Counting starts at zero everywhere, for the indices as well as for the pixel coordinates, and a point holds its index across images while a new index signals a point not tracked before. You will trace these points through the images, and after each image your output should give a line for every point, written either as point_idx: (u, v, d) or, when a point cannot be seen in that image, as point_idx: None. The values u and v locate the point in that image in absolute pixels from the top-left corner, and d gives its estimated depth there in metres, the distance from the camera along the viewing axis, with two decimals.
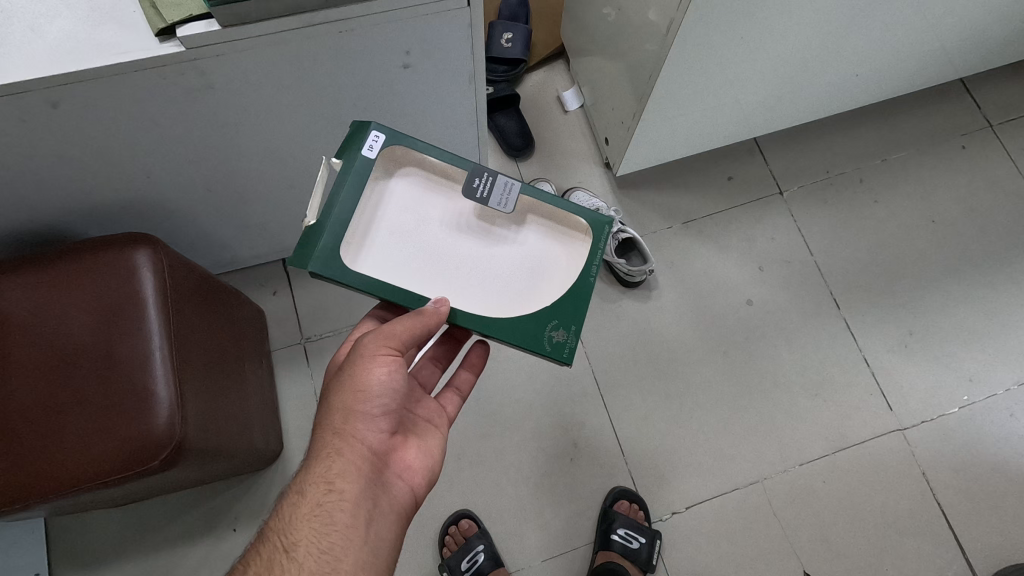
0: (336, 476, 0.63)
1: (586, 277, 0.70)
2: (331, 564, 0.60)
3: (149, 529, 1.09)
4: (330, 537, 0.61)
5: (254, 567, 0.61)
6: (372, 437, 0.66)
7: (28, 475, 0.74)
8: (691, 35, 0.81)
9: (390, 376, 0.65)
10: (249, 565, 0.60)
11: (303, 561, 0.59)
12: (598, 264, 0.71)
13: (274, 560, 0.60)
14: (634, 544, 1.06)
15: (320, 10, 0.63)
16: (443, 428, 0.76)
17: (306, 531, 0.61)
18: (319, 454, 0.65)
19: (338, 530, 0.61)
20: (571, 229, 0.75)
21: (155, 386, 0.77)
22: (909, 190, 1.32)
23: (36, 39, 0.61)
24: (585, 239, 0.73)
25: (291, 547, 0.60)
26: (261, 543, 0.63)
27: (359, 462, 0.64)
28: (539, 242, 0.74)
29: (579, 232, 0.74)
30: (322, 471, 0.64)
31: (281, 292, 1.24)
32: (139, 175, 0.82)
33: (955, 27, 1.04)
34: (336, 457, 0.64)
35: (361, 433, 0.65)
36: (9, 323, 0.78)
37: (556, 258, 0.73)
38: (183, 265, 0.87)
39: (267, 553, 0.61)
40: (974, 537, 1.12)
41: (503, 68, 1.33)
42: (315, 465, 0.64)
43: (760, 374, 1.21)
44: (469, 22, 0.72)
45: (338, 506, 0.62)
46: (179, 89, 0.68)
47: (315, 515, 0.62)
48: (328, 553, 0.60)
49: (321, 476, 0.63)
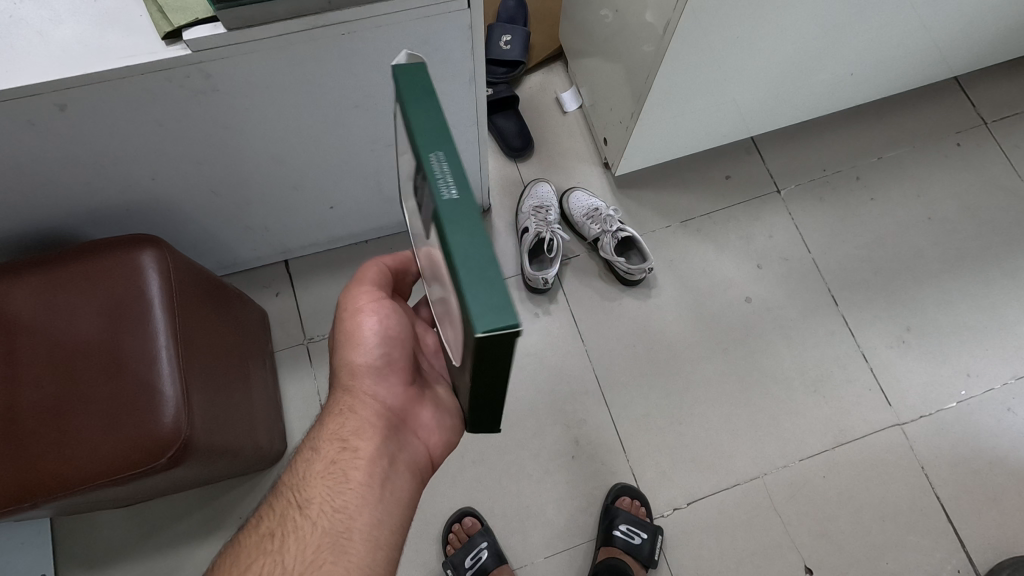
0: (349, 433, 0.65)
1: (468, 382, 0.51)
2: (344, 521, 0.61)
3: (155, 528, 1.10)
4: (343, 495, 0.62)
5: (267, 523, 0.63)
6: (384, 393, 0.67)
7: (36, 473, 0.74)
8: (689, 34, 0.82)
9: (385, 327, 0.66)
10: (264, 519, 0.64)
11: (316, 519, 0.61)
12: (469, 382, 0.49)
13: (288, 516, 0.62)
14: (636, 540, 1.06)
15: (323, 13, 0.64)
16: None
17: (319, 489, 0.63)
18: (333, 413, 0.67)
19: (351, 488, 0.63)
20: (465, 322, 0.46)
21: (163, 385, 0.78)
22: (905, 187, 1.34)
23: (45, 43, 0.63)
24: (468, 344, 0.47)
25: (304, 505, 0.62)
26: (275, 499, 0.65)
27: (370, 417, 0.66)
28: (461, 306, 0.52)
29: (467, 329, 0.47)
30: (335, 429, 0.66)
31: (284, 293, 1.25)
32: (144, 177, 0.83)
33: (947, 27, 1.06)
34: (348, 414, 0.66)
35: (369, 389, 0.67)
36: (16, 324, 0.79)
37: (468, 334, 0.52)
38: (188, 267, 0.88)
39: (280, 509, 0.63)
40: (974, 531, 1.13)
41: (503, 69, 1.35)
42: (329, 424, 0.67)
43: (759, 371, 1.22)
44: (470, 24, 0.73)
45: (351, 465, 0.64)
46: (185, 91, 0.69)
47: (328, 474, 0.64)
48: (341, 511, 0.62)
49: (334, 435, 0.66)
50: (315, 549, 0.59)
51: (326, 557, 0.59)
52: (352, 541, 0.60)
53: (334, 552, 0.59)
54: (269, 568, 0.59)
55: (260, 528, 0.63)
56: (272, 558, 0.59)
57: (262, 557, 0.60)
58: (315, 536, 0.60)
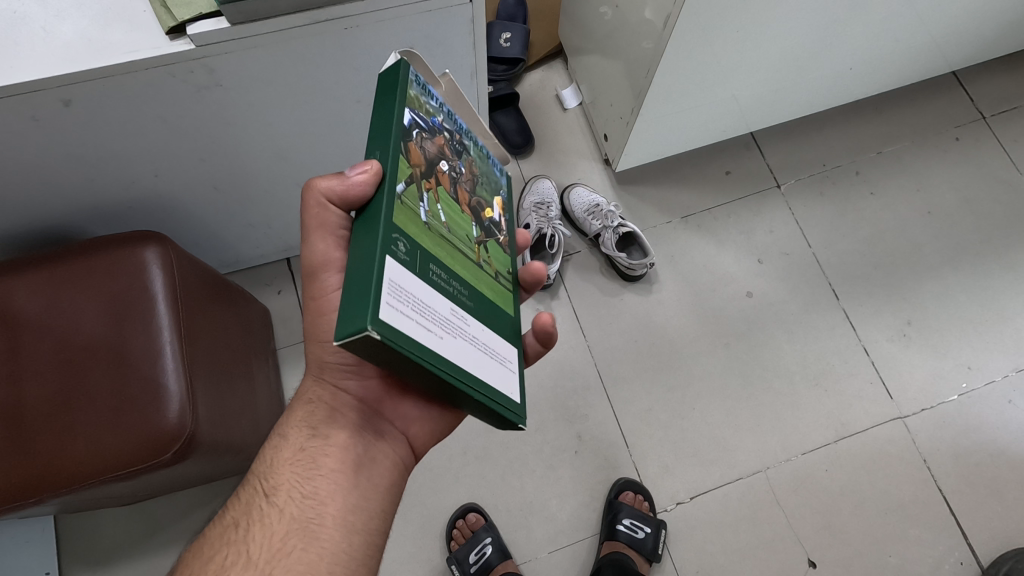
0: (320, 422, 0.64)
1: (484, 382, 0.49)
2: (314, 507, 0.61)
3: (159, 526, 1.10)
4: (314, 481, 0.62)
5: (232, 512, 0.63)
6: (355, 386, 0.66)
7: (39, 467, 0.74)
8: (689, 29, 0.83)
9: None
10: (232, 508, 0.63)
11: (284, 506, 0.61)
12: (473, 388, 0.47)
13: (253, 504, 0.62)
14: (639, 533, 1.06)
15: (326, 7, 0.64)
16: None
17: (287, 476, 0.62)
18: (303, 401, 0.66)
19: (322, 475, 0.62)
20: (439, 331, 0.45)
21: (167, 379, 0.78)
22: (904, 182, 1.34)
23: (49, 40, 0.63)
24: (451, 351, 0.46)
25: (272, 493, 0.62)
26: (242, 487, 0.64)
27: (341, 409, 0.65)
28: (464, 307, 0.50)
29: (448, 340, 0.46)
30: (304, 417, 0.65)
31: (286, 291, 1.25)
32: (147, 173, 0.83)
33: (945, 21, 1.06)
34: (318, 404, 0.65)
35: (339, 380, 0.65)
36: (20, 320, 0.79)
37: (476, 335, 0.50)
38: (192, 264, 0.88)
39: (246, 497, 0.63)
40: (976, 522, 1.13)
41: (503, 67, 1.35)
42: (298, 411, 0.66)
43: (760, 365, 1.22)
44: (471, 18, 0.73)
45: (322, 452, 0.63)
46: (188, 86, 0.70)
47: (297, 460, 0.63)
48: (312, 498, 0.61)
49: (303, 422, 0.65)
50: (284, 536, 0.59)
51: (296, 544, 0.59)
52: (325, 528, 0.60)
53: (305, 539, 0.59)
54: (233, 558, 0.58)
55: (224, 518, 0.62)
56: (236, 547, 0.59)
57: (226, 547, 0.59)
58: (283, 522, 0.60)
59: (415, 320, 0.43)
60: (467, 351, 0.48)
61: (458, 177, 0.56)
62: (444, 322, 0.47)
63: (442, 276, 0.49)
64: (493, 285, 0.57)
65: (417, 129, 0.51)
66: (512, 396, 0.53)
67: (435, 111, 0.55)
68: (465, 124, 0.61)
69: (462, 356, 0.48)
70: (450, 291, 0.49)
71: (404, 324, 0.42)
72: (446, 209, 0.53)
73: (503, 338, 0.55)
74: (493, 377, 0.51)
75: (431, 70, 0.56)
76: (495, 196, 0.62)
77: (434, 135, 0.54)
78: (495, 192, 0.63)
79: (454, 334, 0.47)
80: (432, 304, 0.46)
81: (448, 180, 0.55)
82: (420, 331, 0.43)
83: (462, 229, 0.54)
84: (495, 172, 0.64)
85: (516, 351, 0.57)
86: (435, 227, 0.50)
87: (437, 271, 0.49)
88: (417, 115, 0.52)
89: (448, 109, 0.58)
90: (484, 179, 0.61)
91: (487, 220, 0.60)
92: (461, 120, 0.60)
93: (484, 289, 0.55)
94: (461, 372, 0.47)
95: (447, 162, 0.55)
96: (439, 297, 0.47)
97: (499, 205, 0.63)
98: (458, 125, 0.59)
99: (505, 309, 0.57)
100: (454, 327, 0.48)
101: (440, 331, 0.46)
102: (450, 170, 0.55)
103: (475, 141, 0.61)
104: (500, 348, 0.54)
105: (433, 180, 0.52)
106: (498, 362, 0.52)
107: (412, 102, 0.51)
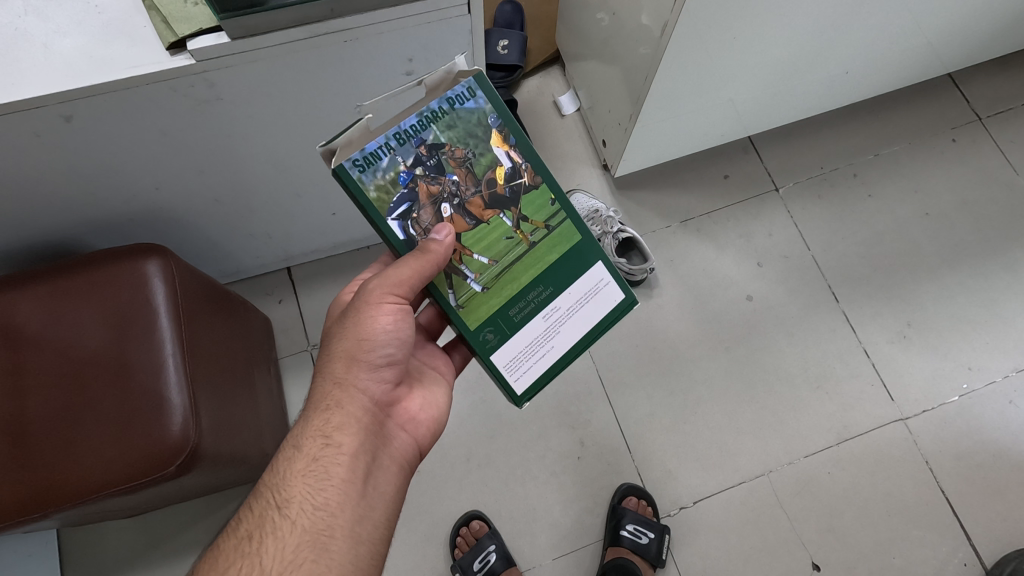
0: (334, 429, 0.65)
1: (593, 328, 0.69)
2: (326, 519, 0.61)
3: (162, 538, 1.10)
4: (325, 493, 0.62)
5: (244, 525, 0.62)
6: (372, 387, 0.68)
7: (43, 481, 0.74)
8: (685, 36, 0.84)
9: (395, 324, 0.66)
10: (241, 520, 0.62)
11: (296, 518, 0.60)
12: (588, 342, 0.69)
13: (267, 516, 0.61)
14: (643, 539, 1.06)
15: (326, 20, 0.65)
16: (449, 381, 0.79)
17: (300, 487, 0.62)
18: (318, 406, 0.66)
19: (334, 485, 0.62)
20: (545, 351, 0.67)
21: (170, 392, 0.78)
22: (902, 183, 1.35)
23: (50, 57, 0.63)
24: (561, 348, 0.68)
25: (285, 505, 0.61)
26: (254, 499, 0.64)
27: (357, 412, 0.66)
28: (545, 306, 0.67)
29: (555, 347, 0.68)
30: (320, 423, 0.65)
31: (287, 300, 1.25)
32: (149, 187, 0.83)
33: (940, 24, 1.07)
34: (336, 409, 0.65)
35: (361, 382, 0.67)
36: (23, 335, 0.79)
37: (563, 312, 0.68)
38: (193, 274, 0.88)
39: (259, 509, 0.62)
40: (979, 524, 1.13)
41: (501, 74, 1.35)
42: (313, 418, 0.66)
43: (761, 368, 1.23)
44: (471, 29, 0.74)
45: (336, 460, 0.63)
46: (190, 100, 0.70)
47: (310, 470, 0.63)
48: (323, 509, 0.61)
49: (318, 430, 0.65)
50: (295, 549, 0.59)
51: (307, 558, 0.59)
52: (334, 540, 0.60)
53: (316, 551, 0.59)
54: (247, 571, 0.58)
55: (237, 530, 0.62)
56: (251, 560, 0.58)
57: (241, 560, 0.59)
58: (296, 535, 0.59)
59: (536, 361, 0.67)
60: (573, 325, 0.68)
61: (460, 192, 0.64)
62: (546, 335, 0.67)
63: (523, 302, 0.66)
64: (553, 241, 0.67)
65: (407, 223, 0.63)
66: (619, 301, 0.70)
67: (394, 168, 0.61)
68: (415, 117, 0.62)
69: (574, 331, 0.68)
70: (535, 304, 0.67)
71: (531, 372, 0.67)
72: (480, 244, 0.65)
73: (587, 270, 0.68)
74: (596, 311, 0.69)
75: (356, 136, 0.59)
76: (489, 142, 0.65)
77: (417, 200, 0.63)
78: (486, 137, 0.64)
79: (556, 330, 0.68)
80: (533, 335, 0.67)
81: (459, 217, 0.64)
82: (540, 363, 0.67)
83: (499, 240, 0.65)
84: (470, 109, 0.63)
85: (599, 259, 0.69)
86: (490, 278, 0.65)
87: (517, 305, 0.66)
88: (399, 212, 0.62)
89: (394, 132, 0.61)
90: (472, 144, 0.64)
91: (506, 185, 0.65)
92: (407, 119, 0.62)
93: (549, 255, 0.67)
94: (578, 343, 0.68)
95: (444, 197, 0.64)
96: (533, 321, 0.67)
97: (499, 145, 0.65)
98: (415, 139, 0.62)
99: (572, 242, 0.68)
100: (555, 324, 0.67)
101: (548, 344, 0.67)
102: (451, 199, 0.64)
103: (435, 122, 0.62)
104: (588, 282, 0.69)
105: (458, 241, 0.64)
106: (589, 298, 0.69)
107: (381, 206, 0.61)
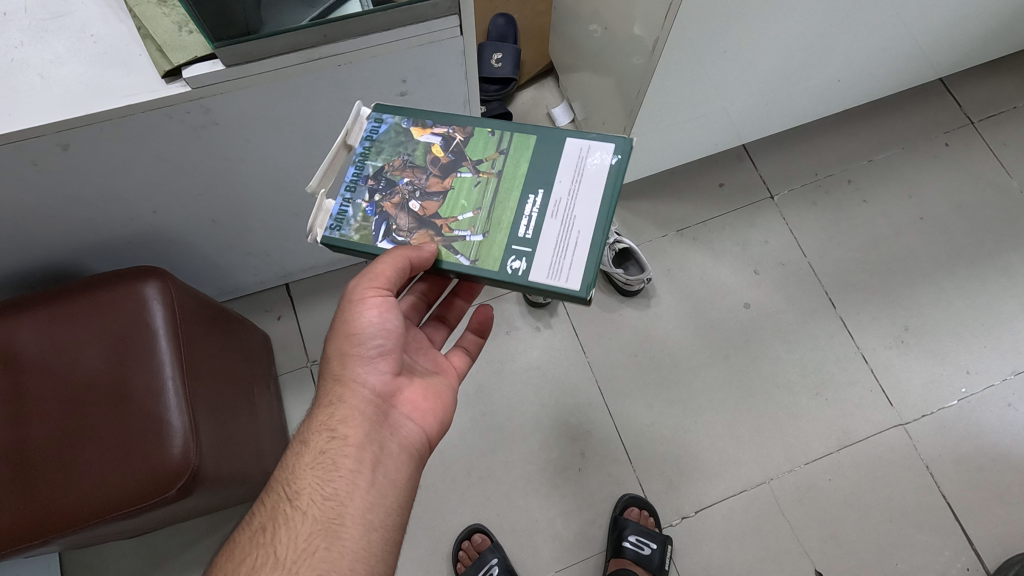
0: (339, 421, 0.65)
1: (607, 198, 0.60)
2: (335, 507, 0.61)
3: (164, 556, 1.10)
4: (334, 483, 0.62)
5: (259, 516, 0.64)
6: (373, 378, 0.67)
7: (41, 509, 0.74)
8: (677, 48, 0.84)
9: (381, 317, 0.66)
10: (259, 510, 0.64)
11: (306, 509, 0.61)
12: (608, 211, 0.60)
13: (279, 509, 0.63)
14: (645, 550, 1.07)
15: (319, 46, 0.66)
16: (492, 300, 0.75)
17: (309, 480, 0.63)
18: (324, 402, 0.67)
19: (341, 475, 0.63)
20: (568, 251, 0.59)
21: (169, 416, 0.78)
22: (895, 188, 1.36)
23: (46, 87, 0.64)
24: (586, 240, 0.59)
25: (295, 497, 0.62)
26: (267, 494, 0.65)
27: (361, 405, 0.66)
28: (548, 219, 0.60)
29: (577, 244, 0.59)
30: (324, 419, 0.66)
31: (287, 317, 1.26)
32: (146, 210, 0.84)
33: (932, 29, 1.07)
34: (339, 403, 0.66)
35: (360, 375, 0.67)
36: (22, 361, 0.79)
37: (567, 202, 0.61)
38: (191, 296, 0.89)
39: (272, 502, 0.64)
40: (981, 528, 1.13)
41: (495, 87, 1.36)
42: (321, 412, 0.67)
43: (759, 375, 1.23)
44: (464, 49, 0.74)
45: (341, 453, 0.64)
46: (185, 126, 0.70)
47: (317, 463, 0.64)
48: (332, 499, 0.62)
49: (324, 424, 0.66)
50: (307, 538, 0.60)
51: (318, 544, 0.59)
52: (345, 527, 0.61)
53: (328, 538, 0.60)
54: (260, 561, 0.59)
55: (251, 523, 0.64)
56: (265, 551, 0.60)
57: (256, 549, 0.60)
58: (308, 524, 0.60)
59: (573, 254, 0.59)
60: (584, 204, 0.60)
61: (417, 186, 0.64)
62: (566, 229, 0.60)
63: (527, 219, 0.61)
64: (514, 154, 0.63)
65: (392, 235, 0.63)
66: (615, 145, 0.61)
67: (360, 208, 0.64)
68: (352, 167, 0.65)
69: (591, 205, 0.60)
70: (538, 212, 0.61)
71: (578, 266, 0.59)
72: (457, 208, 0.63)
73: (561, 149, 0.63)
74: (598, 171, 0.61)
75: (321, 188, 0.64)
76: (414, 136, 0.66)
77: (389, 215, 0.64)
78: (409, 136, 0.66)
79: (573, 216, 0.60)
80: (553, 237, 0.60)
81: (433, 204, 0.63)
82: (578, 253, 0.59)
83: (468, 191, 0.63)
84: (387, 130, 0.66)
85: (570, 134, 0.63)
86: (484, 224, 0.61)
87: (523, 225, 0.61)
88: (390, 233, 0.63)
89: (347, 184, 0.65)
90: (405, 150, 0.65)
91: (446, 153, 0.65)
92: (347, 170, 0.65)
93: (522, 167, 0.63)
94: (603, 211, 0.60)
95: (407, 198, 0.64)
96: (546, 225, 0.60)
97: (422, 132, 0.66)
98: (362, 176, 0.65)
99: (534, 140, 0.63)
100: (567, 212, 0.60)
101: (573, 233, 0.59)
102: (414, 196, 0.64)
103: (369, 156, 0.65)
104: (574, 158, 0.62)
105: (439, 215, 0.63)
106: (585, 167, 0.61)
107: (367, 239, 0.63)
